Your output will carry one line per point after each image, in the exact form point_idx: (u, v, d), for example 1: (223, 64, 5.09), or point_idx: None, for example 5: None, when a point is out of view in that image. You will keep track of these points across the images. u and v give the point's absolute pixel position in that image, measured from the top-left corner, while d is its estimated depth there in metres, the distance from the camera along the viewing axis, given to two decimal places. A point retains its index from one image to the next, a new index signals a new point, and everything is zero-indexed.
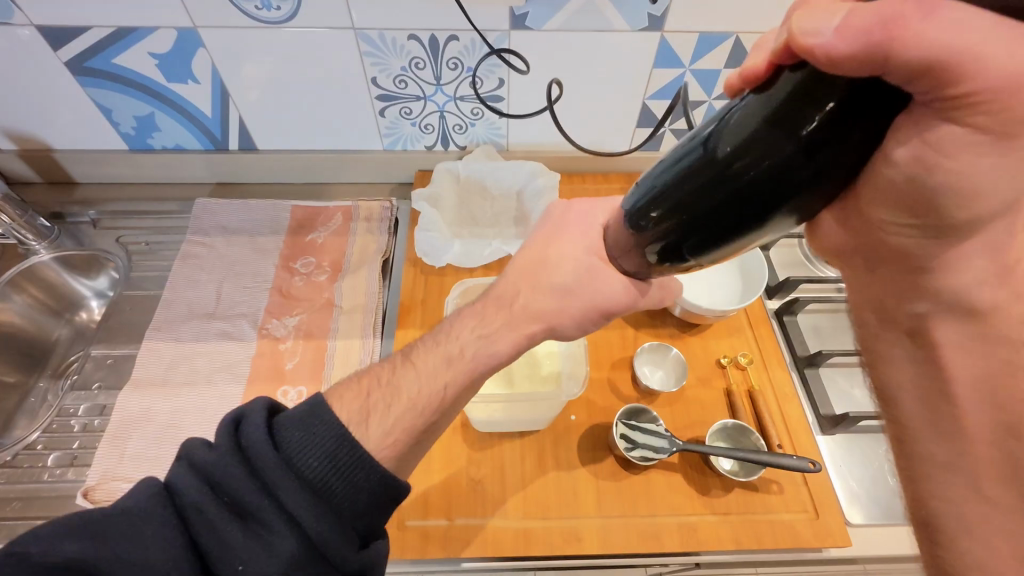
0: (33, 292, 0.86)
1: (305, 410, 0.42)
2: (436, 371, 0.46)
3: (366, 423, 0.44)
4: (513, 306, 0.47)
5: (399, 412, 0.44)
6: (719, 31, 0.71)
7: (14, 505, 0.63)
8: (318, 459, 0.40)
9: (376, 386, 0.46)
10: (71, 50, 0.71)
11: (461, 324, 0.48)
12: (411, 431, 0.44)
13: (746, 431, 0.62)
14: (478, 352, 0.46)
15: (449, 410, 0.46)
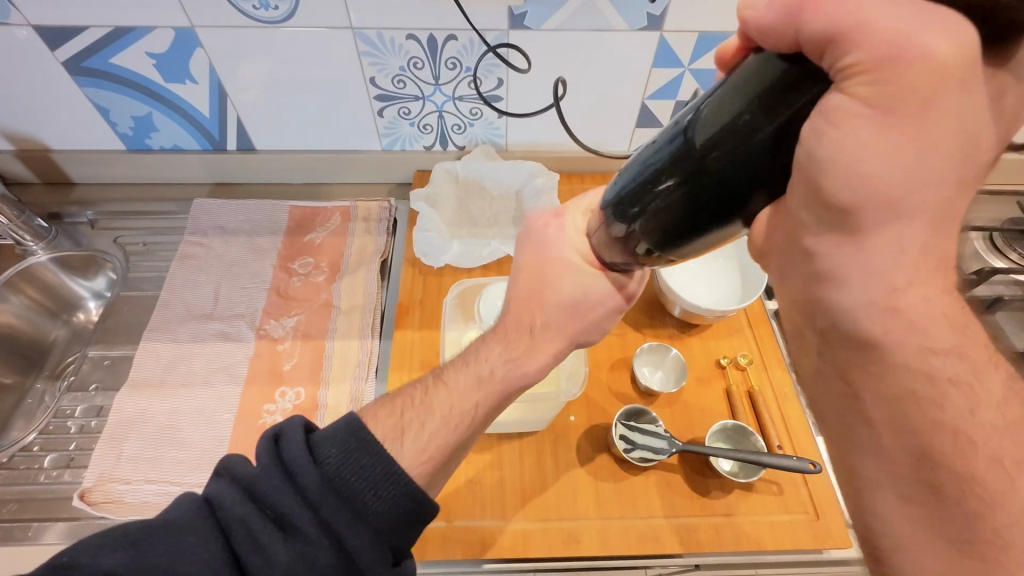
0: (30, 293, 0.86)
1: (345, 426, 0.42)
2: (468, 391, 0.45)
3: (400, 440, 0.43)
4: (535, 330, 0.46)
5: (434, 430, 0.44)
6: (718, 31, 0.71)
7: (10, 507, 0.63)
8: (356, 474, 0.40)
9: (410, 404, 0.46)
10: (68, 50, 0.71)
11: (489, 347, 0.47)
12: (445, 450, 0.44)
13: (746, 432, 0.62)
14: (509, 373, 0.45)
15: (481, 427, 0.46)
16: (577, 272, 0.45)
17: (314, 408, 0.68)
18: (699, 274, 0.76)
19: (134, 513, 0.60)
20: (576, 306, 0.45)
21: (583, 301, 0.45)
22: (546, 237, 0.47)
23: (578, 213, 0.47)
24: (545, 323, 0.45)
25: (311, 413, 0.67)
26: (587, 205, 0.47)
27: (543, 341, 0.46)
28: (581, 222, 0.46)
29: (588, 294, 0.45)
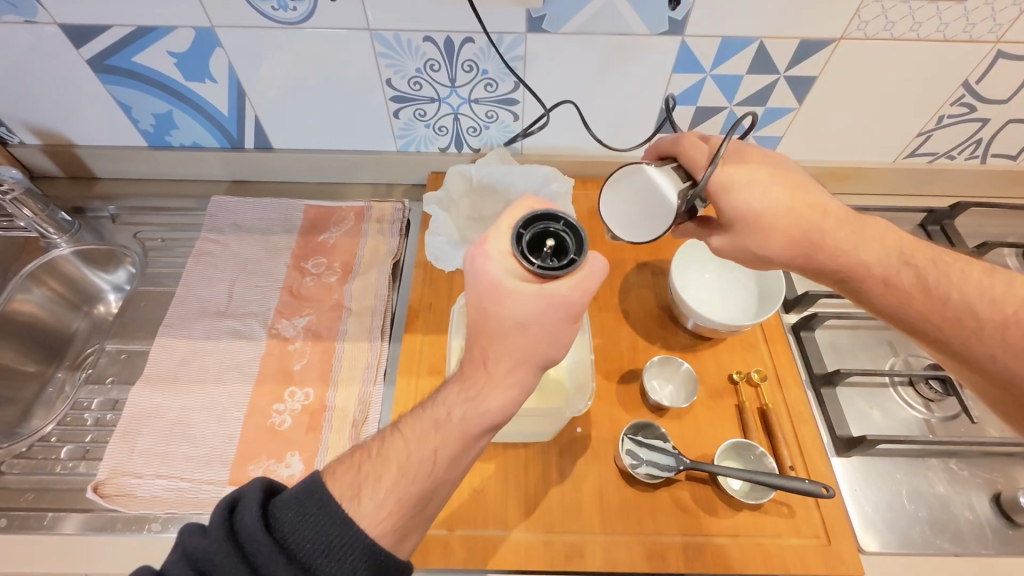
0: (52, 285, 0.88)
1: (300, 489, 0.42)
2: (424, 437, 0.45)
3: (358, 499, 0.43)
4: (487, 366, 0.45)
5: (391, 482, 0.43)
6: (743, 36, 0.69)
7: (27, 496, 0.64)
8: (312, 542, 0.40)
9: (368, 457, 0.45)
10: (92, 49, 0.72)
11: (446, 390, 0.47)
12: (408, 473, 0.44)
13: (752, 449, 0.61)
14: (465, 414, 0.45)
15: (445, 474, 0.44)
16: (524, 292, 0.44)
17: (323, 410, 0.68)
18: (717, 286, 0.74)
19: (145, 507, 0.62)
20: (528, 327, 0.44)
21: (537, 319, 0.44)
22: (473, 272, 0.45)
23: (500, 237, 0.46)
24: (497, 357, 0.45)
25: (319, 414, 0.68)
26: (505, 225, 0.47)
27: (500, 376, 0.45)
28: (503, 244, 0.46)
29: (537, 314, 0.44)
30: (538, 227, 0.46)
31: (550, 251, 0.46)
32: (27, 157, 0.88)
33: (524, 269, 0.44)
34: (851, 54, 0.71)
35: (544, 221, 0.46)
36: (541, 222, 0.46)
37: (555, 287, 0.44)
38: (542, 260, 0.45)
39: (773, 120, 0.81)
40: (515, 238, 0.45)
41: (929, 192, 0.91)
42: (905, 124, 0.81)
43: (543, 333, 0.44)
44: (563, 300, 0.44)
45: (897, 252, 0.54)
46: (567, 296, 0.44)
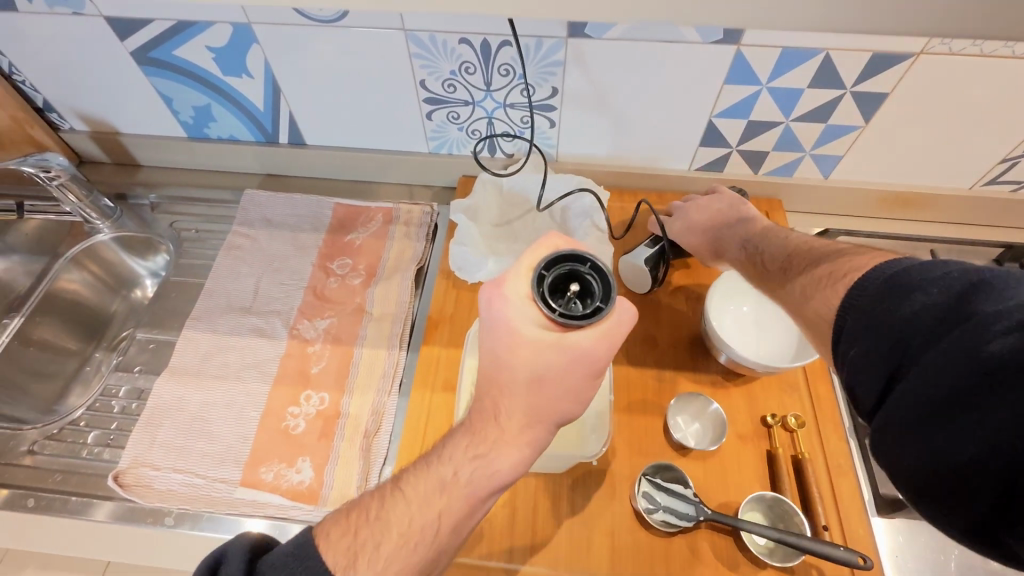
0: (93, 269, 0.92)
1: (290, 553, 0.41)
2: (429, 500, 0.43)
3: (354, 566, 0.41)
4: (498, 420, 0.44)
5: (391, 551, 0.41)
6: (808, 48, 0.63)
7: (56, 477, 0.67)
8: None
9: (365, 521, 0.43)
10: (136, 41, 0.73)
11: (452, 446, 0.45)
12: (410, 545, 0.42)
13: (784, 504, 0.56)
14: (474, 475, 0.43)
15: (450, 539, 0.43)
16: (540, 341, 0.43)
17: (337, 416, 0.68)
18: (756, 320, 0.69)
19: (160, 500, 0.63)
20: (544, 379, 0.43)
21: (553, 372, 0.43)
22: (490, 316, 0.44)
23: (518, 278, 0.45)
24: (509, 413, 0.43)
25: (332, 421, 0.67)
26: (525, 266, 0.46)
27: (513, 433, 0.43)
28: (523, 287, 0.45)
29: (554, 367, 0.43)
30: (561, 269, 0.45)
31: (574, 294, 0.45)
32: (76, 143, 0.91)
33: (544, 315, 0.43)
34: (931, 70, 0.63)
35: (569, 263, 0.45)
36: (566, 263, 0.45)
37: (575, 337, 0.43)
38: (563, 304, 0.44)
39: (833, 138, 0.74)
40: (535, 281, 0.44)
41: (1007, 224, 0.82)
42: (989, 149, 0.72)
43: (560, 388, 0.43)
44: (588, 352, 0.43)
45: (792, 249, 0.55)
46: (589, 347, 0.43)
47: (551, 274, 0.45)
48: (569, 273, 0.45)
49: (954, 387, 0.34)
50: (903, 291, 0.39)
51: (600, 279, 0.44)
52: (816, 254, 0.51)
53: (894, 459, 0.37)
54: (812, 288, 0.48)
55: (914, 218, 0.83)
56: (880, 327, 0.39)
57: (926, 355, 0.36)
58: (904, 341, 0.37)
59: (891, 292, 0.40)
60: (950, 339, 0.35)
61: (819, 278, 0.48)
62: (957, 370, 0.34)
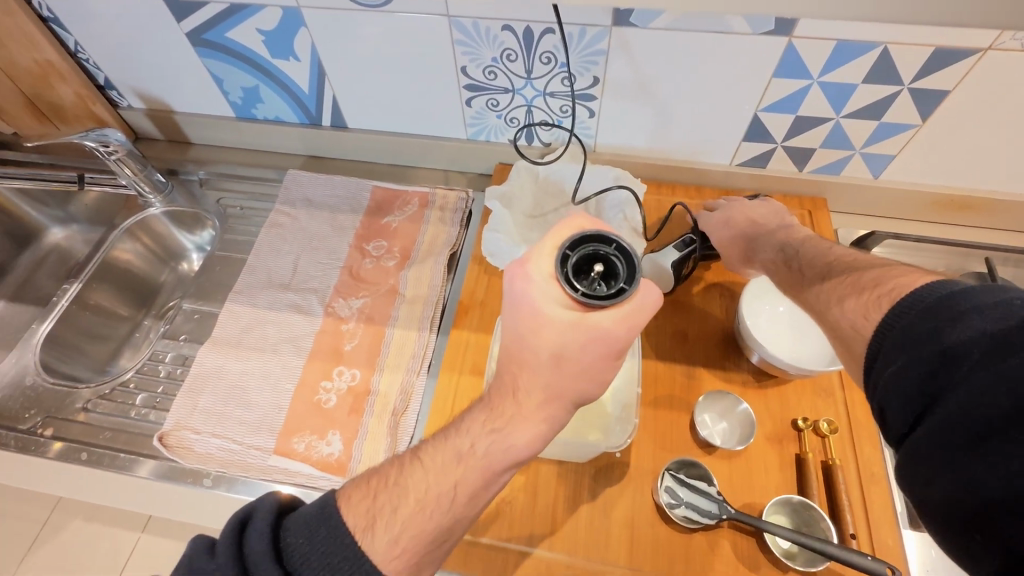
0: (145, 240, 0.96)
1: (313, 514, 0.43)
2: (447, 468, 0.44)
3: (372, 529, 0.42)
4: (516, 397, 0.45)
5: (407, 516, 0.43)
6: (865, 41, 0.60)
7: (106, 434, 0.71)
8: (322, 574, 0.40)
9: (384, 486, 0.45)
10: (191, 23, 0.75)
11: (471, 420, 0.46)
12: (426, 513, 0.43)
13: (813, 511, 0.54)
14: (491, 448, 0.44)
15: (465, 508, 0.44)
16: (560, 319, 0.43)
17: (367, 393, 0.70)
18: (794, 321, 0.67)
19: (200, 462, 0.66)
20: (562, 360, 0.44)
21: (569, 355, 0.44)
22: (512, 294, 0.45)
23: (542, 257, 0.44)
24: (528, 389, 0.44)
25: (363, 397, 0.69)
26: (549, 245, 0.45)
27: (530, 409, 0.45)
28: (545, 265, 0.44)
29: (572, 346, 0.43)
30: (586, 249, 0.44)
31: (598, 275, 0.44)
32: (133, 120, 0.96)
33: (565, 295, 0.43)
34: (999, 66, 0.60)
35: (593, 244, 0.44)
36: (590, 243, 0.44)
37: (597, 318, 0.43)
38: (587, 285, 0.44)
39: (886, 137, 0.71)
40: (559, 260, 0.43)
41: None
42: None
43: (584, 377, 0.44)
44: (607, 334, 0.43)
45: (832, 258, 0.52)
46: (609, 329, 0.43)
47: (573, 254, 0.44)
48: (591, 255, 0.44)
49: (995, 418, 0.33)
50: (952, 312, 0.37)
51: (622, 261, 0.44)
52: (860, 265, 0.49)
53: (918, 482, 0.37)
54: (849, 298, 0.46)
55: (969, 224, 0.79)
56: (922, 347, 0.37)
57: (966, 380, 0.35)
58: (946, 365, 0.36)
59: (941, 311, 0.38)
60: (998, 369, 0.34)
61: (857, 288, 0.46)
62: (1003, 401, 0.33)
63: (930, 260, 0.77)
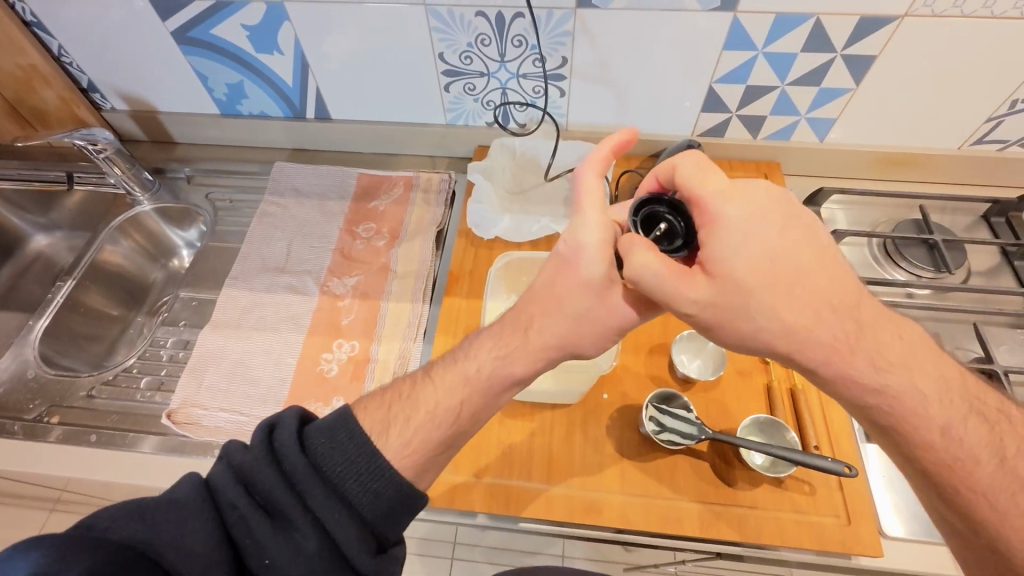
0: (136, 238, 0.98)
1: (333, 419, 0.47)
2: (453, 388, 0.51)
3: (386, 433, 0.48)
4: (527, 332, 0.52)
5: (419, 423, 0.49)
6: (800, 13, 0.67)
7: (113, 417, 0.73)
8: (344, 465, 0.45)
9: (398, 399, 0.51)
10: (177, 21, 0.79)
11: (479, 346, 0.53)
12: (430, 439, 0.49)
13: (781, 427, 0.61)
14: (492, 371, 0.51)
15: (467, 425, 0.51)
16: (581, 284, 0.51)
17: (366, 361, 0.74)
18: None
19: (209, 435, 0.69)
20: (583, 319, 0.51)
21: (590, 315, 0.51)
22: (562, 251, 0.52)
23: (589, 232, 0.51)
24: None
25: (363, 365, 0.73)
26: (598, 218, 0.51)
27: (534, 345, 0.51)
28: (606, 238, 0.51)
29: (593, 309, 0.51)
30: (644, 212, 0.54)
31: (661, 233, 0.53)
32: (118, 122, 0.98)
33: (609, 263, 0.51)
34: (917, 31, 0.68)
35: (650, 206, 0.54)
36: (646, 208, 0.55)
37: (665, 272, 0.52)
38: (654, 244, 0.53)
39: (827, 101, 0.78)
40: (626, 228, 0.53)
41: (998, 182, 0.86)
42: (976, 108, 0.77)
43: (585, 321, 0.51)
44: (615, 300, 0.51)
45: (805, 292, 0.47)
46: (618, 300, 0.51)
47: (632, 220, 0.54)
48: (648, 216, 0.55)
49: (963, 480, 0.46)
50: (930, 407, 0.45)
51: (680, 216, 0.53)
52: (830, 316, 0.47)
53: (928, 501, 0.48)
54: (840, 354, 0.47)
55: (906, 179, 0.88)
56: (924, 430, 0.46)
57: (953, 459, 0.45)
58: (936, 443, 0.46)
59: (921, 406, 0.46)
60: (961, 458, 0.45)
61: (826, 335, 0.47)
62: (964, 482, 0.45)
63: (875, 212, 0.86)
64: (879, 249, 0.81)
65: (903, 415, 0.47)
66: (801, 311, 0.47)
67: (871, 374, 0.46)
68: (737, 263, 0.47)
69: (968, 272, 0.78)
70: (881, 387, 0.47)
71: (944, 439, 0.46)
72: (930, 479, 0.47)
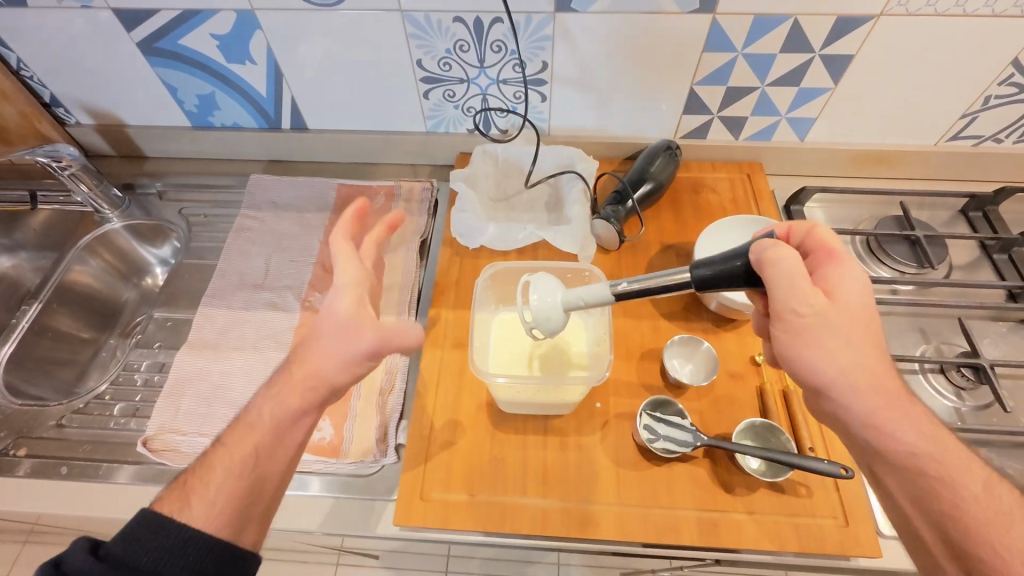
0: (106, 257, 0.94)
1: (131, 526, 0.43)
2: (240, 442, 0.49)
3: (188, 506, 0.46)
4: (295, 375, 0.51)
5: (217, 484, 0.47)
6: (778, 13, 0.67)
7: (85, 447, 0.70)
8: (145, 545, 0.43)
9: (192, 474, 0.48)
10: (142, 32, 0.76)
11: (258, 403, 0.51)
12: (241, 491, 0.47)
13: (776, 431, 0.61)
14: (267, 414, 0.50)
15: (270, 464, 0.49)
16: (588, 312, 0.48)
17: None
18: None
19: (188, 462, 0.66)
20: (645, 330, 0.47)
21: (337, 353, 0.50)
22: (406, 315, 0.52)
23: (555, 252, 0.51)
24: None
25: None
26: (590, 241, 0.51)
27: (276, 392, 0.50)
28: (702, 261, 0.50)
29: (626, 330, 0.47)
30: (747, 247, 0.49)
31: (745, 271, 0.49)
32: (82, 137, 0.94)
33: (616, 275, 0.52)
34: (893, 30, 0.69)
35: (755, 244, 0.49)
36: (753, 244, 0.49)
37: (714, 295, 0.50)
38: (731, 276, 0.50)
39: (806, 100, 0.79)
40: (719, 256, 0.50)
41: (973, 177, 0.87)
42: (951, 104, 0.78)
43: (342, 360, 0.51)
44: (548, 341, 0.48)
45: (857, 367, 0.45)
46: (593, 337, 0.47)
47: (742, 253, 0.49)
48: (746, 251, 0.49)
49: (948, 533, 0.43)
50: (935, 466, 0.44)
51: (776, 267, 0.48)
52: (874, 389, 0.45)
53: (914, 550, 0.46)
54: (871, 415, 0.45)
55: (885, 176, 0.89)
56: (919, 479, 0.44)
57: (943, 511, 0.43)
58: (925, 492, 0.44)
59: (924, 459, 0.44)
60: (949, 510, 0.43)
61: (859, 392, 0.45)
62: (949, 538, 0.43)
63: (856, 210, 0.86)
64: (862, 246, 0.81)
65: (941, 466, 0.44)
66: (852, 375, 0.45)
67: (902, 436, 0.44)
68: (853, 302, 0.46)
69: (950, 266, 0.79)
70: (914, 437, 0.44)
71: (985, 493, 0.43)
72: (941, 534, 0.43)
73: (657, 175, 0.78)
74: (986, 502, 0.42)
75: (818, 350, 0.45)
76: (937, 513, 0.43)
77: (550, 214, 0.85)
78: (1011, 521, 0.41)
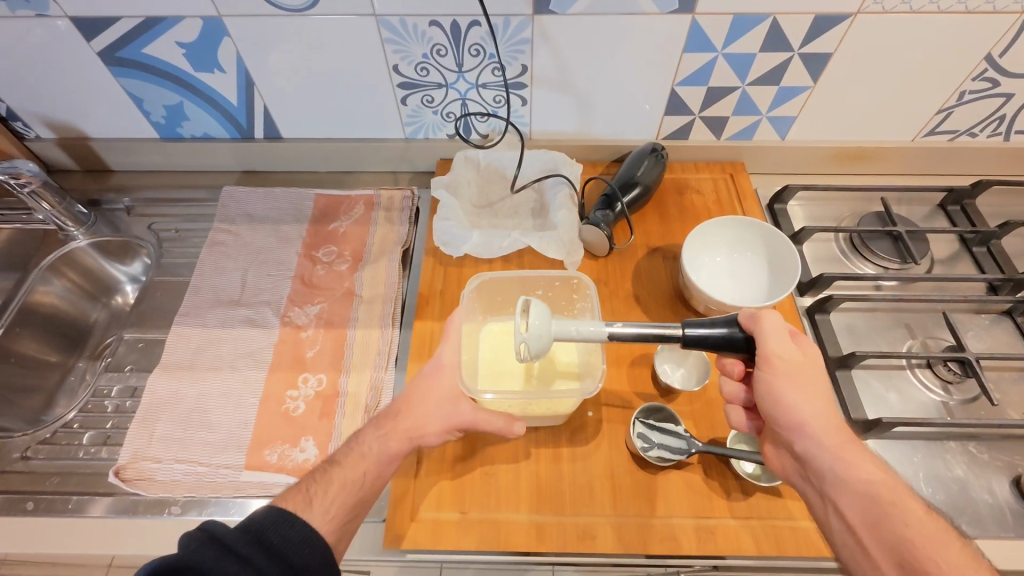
0: (72, 277, 0.90)
1: (272, 515, 0.47)
2: (356, 460, 0.53)
3: (310, 508, 0.50)
4: (397, 419, 0.56)
5: (335, 495, 0.51)
6: (757, 12, 0.67)
7: (53, 480, 0.66)
8: (282, 535, 0.47)
9: (311, 480, 0.52)
10: (103, 41, 0.73)
11: (366, 432, 0.56)
12: (347, 507, 0.51)
13: None
14: (376, 447, 0.54)
15: (373, 491, 0.53)
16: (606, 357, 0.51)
17: (335, 395, 0.69)
18: (732, 267, 0.74)
19: (165, 490, 0.63)
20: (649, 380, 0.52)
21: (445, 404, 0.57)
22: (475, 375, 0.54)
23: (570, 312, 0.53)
24: None
25: (332, 400, 0.69)
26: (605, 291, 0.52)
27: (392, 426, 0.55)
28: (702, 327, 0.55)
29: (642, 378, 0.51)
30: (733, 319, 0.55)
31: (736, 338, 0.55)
32: (44, 151, 0.90)
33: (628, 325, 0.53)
34: (870, 28, 0.69)
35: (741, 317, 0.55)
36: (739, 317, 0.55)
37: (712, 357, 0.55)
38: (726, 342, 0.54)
39: (786, 99, 0.79)
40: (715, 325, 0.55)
41: (950, 171, 0.89)
42: (928, 99, 0.78)
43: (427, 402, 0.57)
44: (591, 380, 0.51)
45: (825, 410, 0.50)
46: None
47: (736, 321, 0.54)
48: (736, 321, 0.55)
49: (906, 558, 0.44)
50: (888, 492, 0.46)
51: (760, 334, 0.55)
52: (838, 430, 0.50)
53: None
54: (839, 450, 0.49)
55: (864, 173, 0.90)
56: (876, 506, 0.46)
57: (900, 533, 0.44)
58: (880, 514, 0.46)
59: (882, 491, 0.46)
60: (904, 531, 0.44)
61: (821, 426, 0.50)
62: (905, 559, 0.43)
63: (838, 207, 0.86)
64: (845, 243, 0.82)
65: (891, 492, 0.46)
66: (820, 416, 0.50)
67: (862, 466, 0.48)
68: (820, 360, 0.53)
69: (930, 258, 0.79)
70: (868, 467, 0.48)
71: (927, 516, 0.45)
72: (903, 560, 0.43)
73: (644, 178, 0.78)
74: (926, 524, 0.44)
75: (797, 393, 0.50)
76: (889, 536, 0.44)
77: (535, 219, 0.84)
78: (948, 538, 0.43)
